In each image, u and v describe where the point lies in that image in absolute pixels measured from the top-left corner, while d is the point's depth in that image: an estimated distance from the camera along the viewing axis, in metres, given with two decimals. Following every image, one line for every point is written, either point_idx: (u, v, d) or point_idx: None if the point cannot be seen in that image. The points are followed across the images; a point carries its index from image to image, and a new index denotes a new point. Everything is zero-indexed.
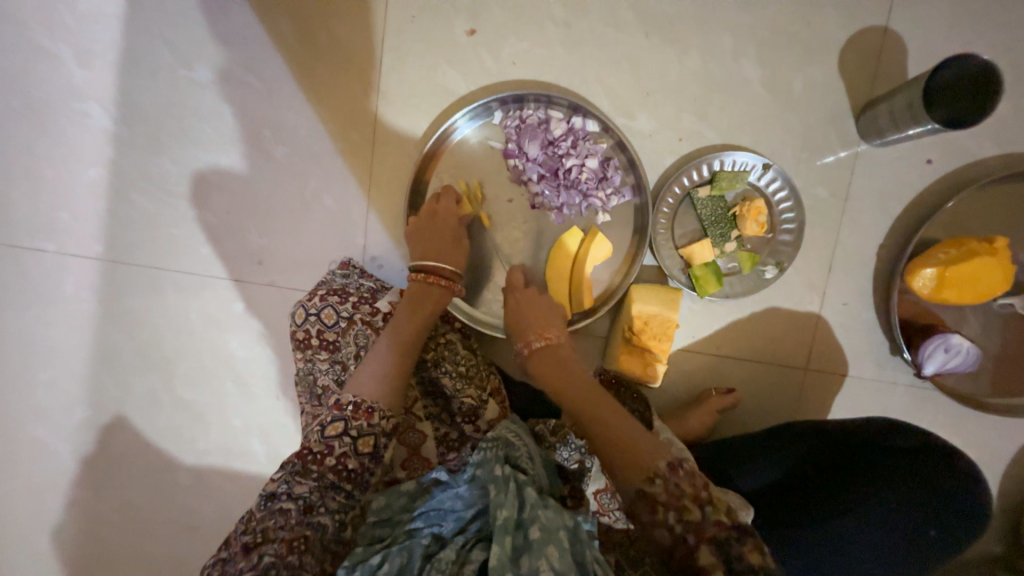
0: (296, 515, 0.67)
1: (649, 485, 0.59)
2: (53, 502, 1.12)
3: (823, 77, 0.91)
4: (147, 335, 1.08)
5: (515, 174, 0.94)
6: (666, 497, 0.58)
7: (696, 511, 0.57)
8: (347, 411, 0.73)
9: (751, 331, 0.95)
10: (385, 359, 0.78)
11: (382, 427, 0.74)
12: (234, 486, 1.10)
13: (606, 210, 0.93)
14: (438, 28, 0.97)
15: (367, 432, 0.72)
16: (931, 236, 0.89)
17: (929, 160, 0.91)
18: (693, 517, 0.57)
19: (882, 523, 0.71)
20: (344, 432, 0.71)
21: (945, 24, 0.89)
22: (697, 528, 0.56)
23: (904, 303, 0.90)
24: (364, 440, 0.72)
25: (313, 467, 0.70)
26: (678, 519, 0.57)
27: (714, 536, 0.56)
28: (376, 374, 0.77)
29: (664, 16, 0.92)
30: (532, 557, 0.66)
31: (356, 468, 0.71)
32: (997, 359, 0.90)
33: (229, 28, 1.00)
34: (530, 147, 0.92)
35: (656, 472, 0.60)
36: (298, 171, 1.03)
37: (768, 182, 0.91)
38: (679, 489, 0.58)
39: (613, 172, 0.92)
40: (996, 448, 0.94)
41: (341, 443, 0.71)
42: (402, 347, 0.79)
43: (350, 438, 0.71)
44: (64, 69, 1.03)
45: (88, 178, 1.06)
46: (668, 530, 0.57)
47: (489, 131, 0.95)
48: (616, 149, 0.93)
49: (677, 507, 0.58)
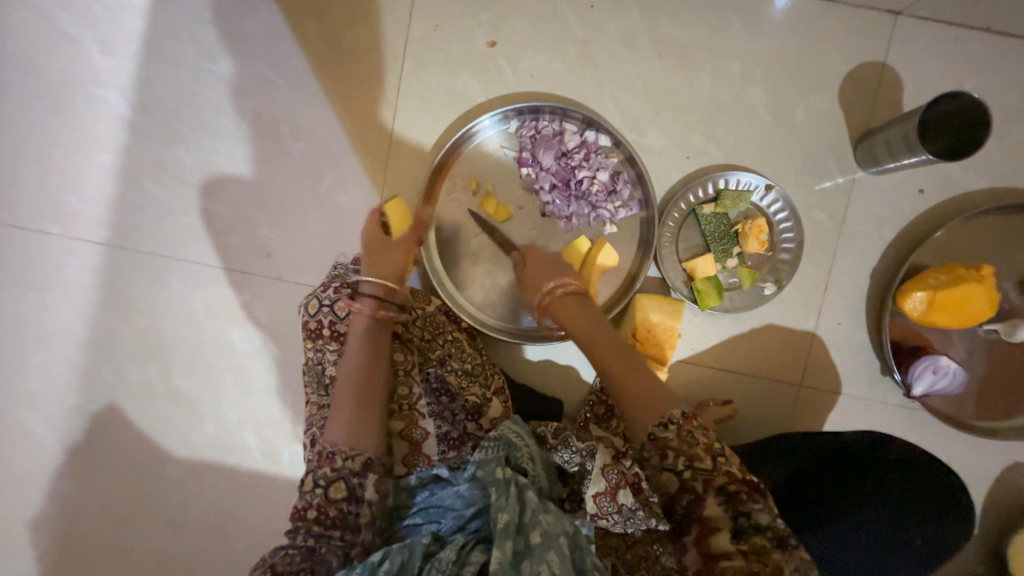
0: (298, 560, 0.67)
1: (661, 430, 0.59)
2: (35, 490, 1.09)
3: (824, 106, 0.96)
4: (147, 323, 1.07)
5: (528, 182, 0.97)
6: (678, 441, 0.57)
7: (708, 461, 0.56)
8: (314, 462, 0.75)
9: (750, 345, 0.98)
10: (346, 396, 0.77)
11: (350, 467, 0.73)
12: (224, 480, 1.08)
13: (613, 222, 0.96)
14: (460, 38, 1.00)
15: (336, 476, 0.73)
16: (922, 262, 0.94)
17: (921, 190, 0.95)
18: (704, 465, 0.56)
19: (865, 534, 0.75)
20: (315, 483, 0.72)
21: (937, 63, 0.95)
22: (707, 476, 0.56)
23: (895, 325, 0.94)
24: (336, 484, 0.72)
25: (299, 520, 0.71)
26: (688, 465, 0.56)
27: (723, 486, 0.56)
28: (340, 419, 0.75)
29: (676, 41, 0.97)
30: (532, 562, 0.66)
31: (338, 514, 0.72)
32: (981, 382, 0.93)
33: (253, 26, 1.03)
34: (544, 157, 0.95)
35: (668, 418, 0.60)
36: (312, 168, 1.04)
37: (769, 202, 0.94)
38: (691, 437, 0.57)
39: (621, 187, 0.95)
40: (980, 470, 0.97)
41: (314, 494, 0.72)
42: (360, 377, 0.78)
43: (321, 486, 0.72)
44: (85, 55, 1.05)
45: (100, 164, 1.06)
46: (675, 474, 0.57)
47: (505, 140, 0.98)
48: (627, 163, 0.96)
49: (688, 455, 0.57)
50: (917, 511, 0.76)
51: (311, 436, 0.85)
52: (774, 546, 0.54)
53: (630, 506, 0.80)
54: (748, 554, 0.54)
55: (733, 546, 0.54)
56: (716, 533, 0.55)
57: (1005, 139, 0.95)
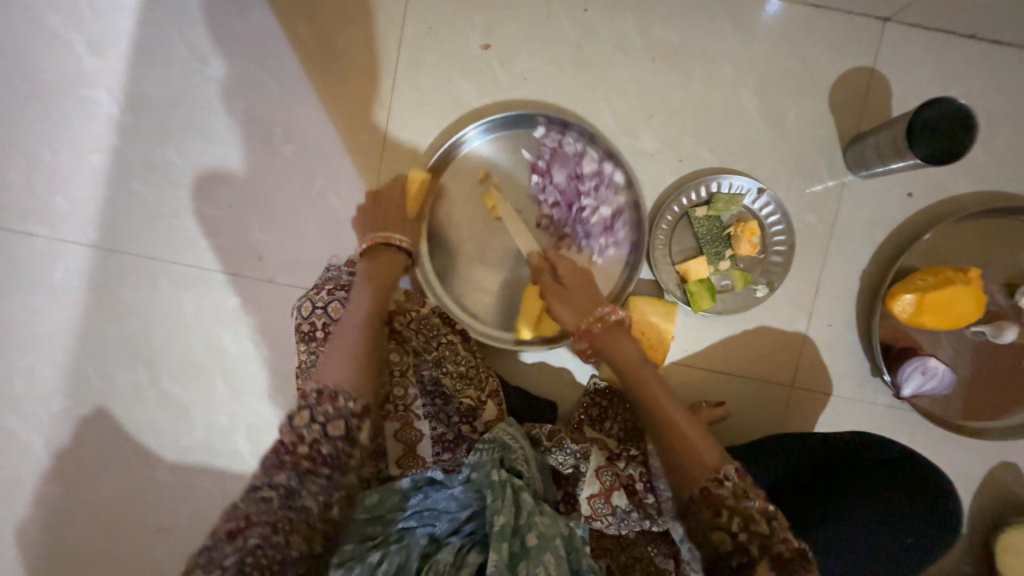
0: (278, 502, 0.65)
1: (717, 486, 0.66)
2: (21, 496, 1.07)
3: (814, 111, 0.97)
4: (136, 326, 1.06)
5: (535, 190, 0.97)
6: (733, 500, 0.65)
7: (764, 525, 0.64)
8: (311, 398, 0.70)
9: (741, 347, 0.99)
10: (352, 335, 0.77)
11: (351, 409, 0.70)
12: (216, 485, 1.07)
13: (598, 258, 0.97)
14: (454, 41, 1.00)
15: (335, 416, 0.69)
16: (910, 264, 0.95)
17: (909, 193, 0.97)
18: (759, 528, 0.64)
19: (854, 536, 0.76)
20: (312, 420, 0.68)
21: (925, 69, 0.97)
22: (764, 540, 0.64)
23: (884, 326, 0.95)
24: (334, 423, 0.69)
25: (285, 457, 0.67)
26: (743, 527, 0.64)
27: (780, 552, 0.63)
28: (346, 358, 0.74)
29: (669, 45, 0.98)
30: (528, 564, 0.68)
31: (330, 453, 0.68)
32: (968, 383, 0.95)
33: (245, 26, 1.02)
34: (557, 172, 0.96)
35: (725, 475, 0.67)
36: (305, 170, 1.04)
37: (761, 205, 0.95)
38: (747, 498, 0.65)
39: (618, 227, 0.96)
40: (967, 469, 0.98)
41: (309, 430, 0.68)
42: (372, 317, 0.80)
43: (319, 424, 0.68)
44: (73, 54, 1.03)
45: (89, 164, 1.05)
46: (729, 534, 0.65)
47: (512, 140, 0.98)
48: (632, 207, 0.96)
49: (744, 516, 0.65)
50: (903, 513, 0.77)
51: None
52: None
53: (624, 507, 0.82)
54: None
55: None
56: None
57: (990, 143, 0.96)
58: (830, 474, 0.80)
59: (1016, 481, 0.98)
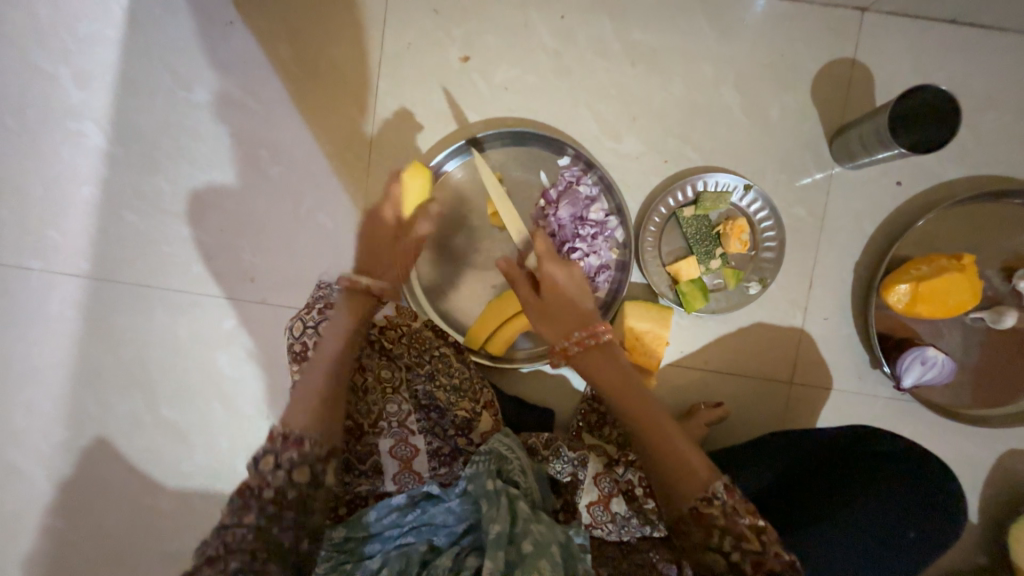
0: (248, 538, 0.64)
1: (706, 506, 0.65)
2: (26, 529, 1.08)
3: (797, 104, 0.97)
4: (133, 354, 1.06)
5: (540, 215, 0.96)
6: (723, 519, 0.64)
7: (755, 542, 0.63)
8: (276, 441, 0.70)
9: (738, 346, 0.98)
10: (324, 369, 0.79)
11: (316, 454, 0.70)
12: (218, 509, 1.07)
13: None
14: (434, 55, 1.01)
15: (300, 462, 0.69)
16: (904, 253, 0.94)
17: (899, 182, 0.96)
18: (750, 545, 0.63)
19: (857, 533, 0.74)
20: (277, 464, 0.68)
21: (907, 57, 0.96)
22: (757, 557, 0.63)
23: (881, 318, 0.94)
24: (300, 468, 0.69)
25: (254, 501, 0.66)
26: (734, 544, 0.64)
27: (772, 568, 0.62)
28: (315, 398, 0.75)
29: (648, 47, 0.98)
30: (523, 570, 0.66)
31: (298, 497, 0.68)
32: (970, 370, 0.93)
33: (227, 52, 1.03)
34: (565, 205, 0.93)
35: (714, 494, 0.65)
36: (292, 190, 1.04)
37: (749, 202, 0.95)
38: (737, 516, 0.64)
39: (600, 279, 0.95)
40: (976, 459, 0.96)
41: (276, 475, 0.68)
42: (345, 352, 0.82)
43: (285, 470, 0.68)
44: (60, 89, 1.05)
45: (79, 196, 1.06)
46: (721, 553, 0.64)
47: (520, 166, 0.98)
48: (620, 270, 0.95)
49: (736, 535, 0.64)
50: (905, 504, 0.76)
51: None
52: None
53: (623, 514, 0.83)
54: None
55: None
56: None
57: (978, 127, 0.95)
58: (830, 470, 0.80)
59: None
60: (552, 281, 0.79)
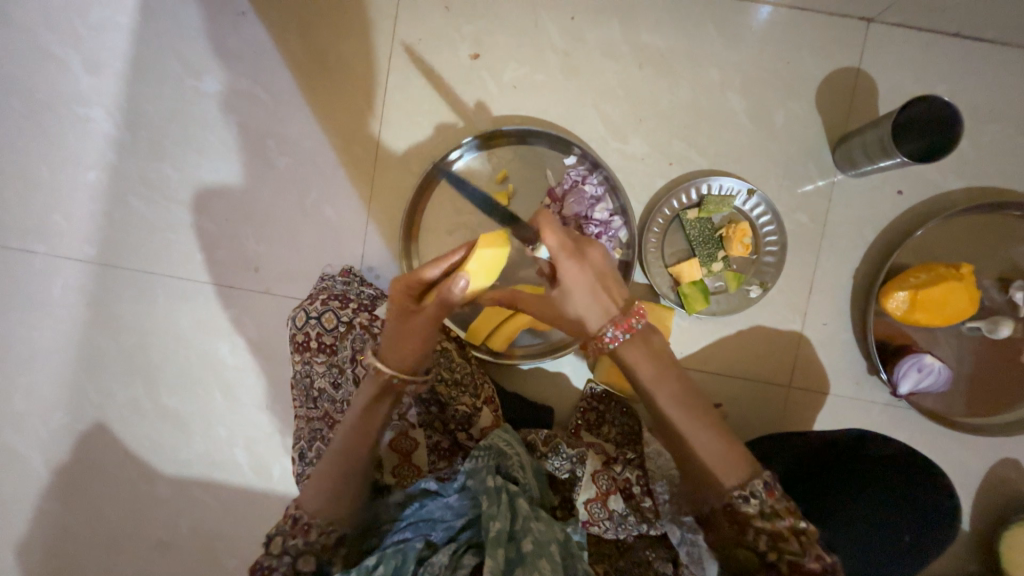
0: None
1: (742, 503, 0.65)
2: (22, 512, 1.08)
3: (802, 111, 0.98)
4: (135, 340, 1.06)
5: (545, 212, 0.97)
6: (760, 518, 0.65)
7: (793, 542, 0.64)
8: (286, 525, 0.70)
9: (737, 348, 0.99)
10: (330, 461, 0.73)
11: (323, 544, 0.70)
12: (215, 498, 1.07)
13: None
14: (443, 51, 1.02)
15: (306, 551, 0.69)
16: (903, 261, 0.95)
17: (900, 191, 0.97)
18: (787, 545, 0.64)
19: (851, 533, 0.75)
20: (283, 550, 0.69)
21: (911, 67, 0.97)
22: (794, 558, 0.63)
23: (879, 324, 0.95)
24: (304, 558, 0.69)
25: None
26: (771, 542, 0.64)
27: (811, 569, 0.63)
28: (322, 484, 0.72)
29: (656, 50, 0.99)
30: (525, 570, 0.66)
31: None
32: (966, 379, 0.95)
33: (238, 42, 1.04)
34: (570, 204, 0.95)
35: (751, 492, 0.65)
36: (299, 181, 1.05)
37: (752, 206, 0.96)
38: (774, 514, 0.64)
39: None
40: (969, 466, 0.97)
41: (281, 561, 0.68)
42: (356, 441, 0.75)
43: (290, 557, 0.69)
44: (70, 74, 1.05)
45: (86, 181, 1.06)
46: (756, 549, 0.65)
47: (526, 161, 0.99)
48: (625, 268, 0.96)
49: (773, 534, 0.64)
50: (898, 505, 0.77)
51: (300, 450, 0.88)
52: None
53: (621, 512, 0.81)
54: None
55: None
56: None
57: (978, 139, 0.97)
58: (827, 470, 0.80)
59: (1019, 476, 0.97)
60: (568, 287, 0.72)
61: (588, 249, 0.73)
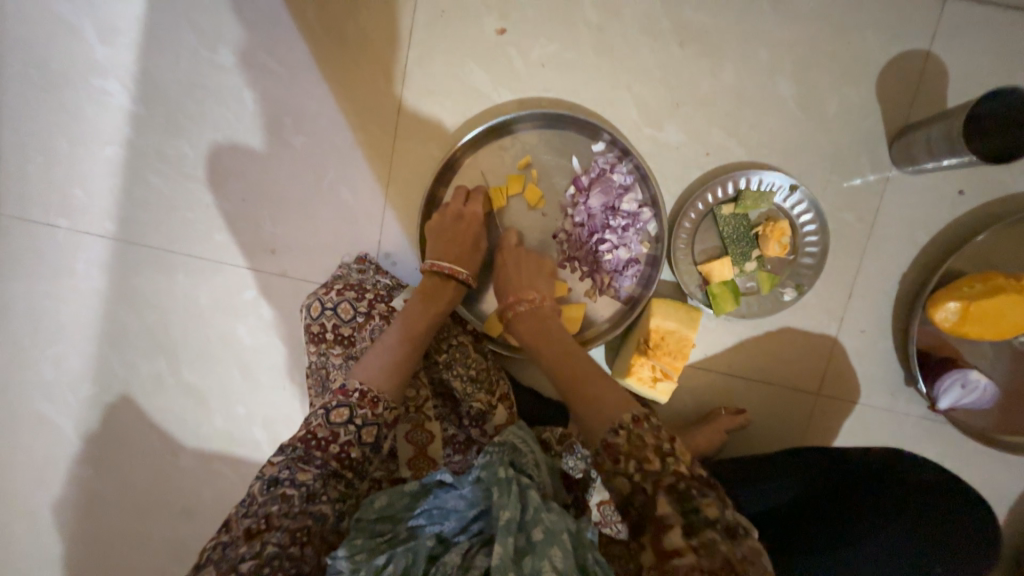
0: (298, 503, 0.67)
1: (613, 435, 0.60)
2: (55, 475, 1.13)
3: (859, 98, 0.89)
4: (156, 317, 1.07)
5: (568, 202, 0.92)
6: (645, 465, 0.57)
7: (656, 461, 0.56)
8: (352, 397, 0.73)
9: (765, 354, 0.94)
10: (387, 354, 0.78)
11: (385, 418, 0.74)
12: (236, 471, 1.10)
13: (597, 292, 0.94)
14: (468, 25, 0.95)
15: (370, 421, 0.73)
16: (956, 268, 0.88)
17: (961, 191, 0.89)
18: (652, 467, 0.56)
19: (862, 568, 0.69)
20: (350, 419, 0.72)
21: (989, 50, 0.87)
22: (657, 477, 0.56)
23: (922, 334, 0.89)
24: (367, 429, 0.73)
25: (317, 454, 0.70)
26: (638, 467, 0.57)
27: (673, 485, 0.55)
28: (381, 364, 0.76)
29: (700, 26, 0.90)
30: (534, 558, 0.64)
31: (357, 458, 0.72)
32: (1013, 397, 0.89)
33: (253, 11, 0.98)
34: (596, 195, 0.90)
35: (622, 423, 0.61)
36: (316, 162, 1.01)
37: (794, 203, 0.89)
38: (639, 439, 0.58)
39: (629, 274, 0.92)
40: (1003, 483, 0.93)
41: (346, 429, 0.71)
42: (405, 347, 0.79)
43: (355, 425, 0.72)
44: (84, 44, 1.02)
45: (103, 156, 1.05)
46: (627, 478, 0.57)
47: (553, 146, 0.93)
48: (649, 262, 0.93)
49: (650, 469, 0.56)
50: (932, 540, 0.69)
51: None
52: (723, 538, 0.52)
53: None
54: (698, 550, 0.51)
55: (683, 541, 0.52)
56: (669, 532, 0.53)
57: None
58: (847, 493, 0.75)
59: None
60: (596, 304, 0.95)
61: (621, 283, 0.93)
